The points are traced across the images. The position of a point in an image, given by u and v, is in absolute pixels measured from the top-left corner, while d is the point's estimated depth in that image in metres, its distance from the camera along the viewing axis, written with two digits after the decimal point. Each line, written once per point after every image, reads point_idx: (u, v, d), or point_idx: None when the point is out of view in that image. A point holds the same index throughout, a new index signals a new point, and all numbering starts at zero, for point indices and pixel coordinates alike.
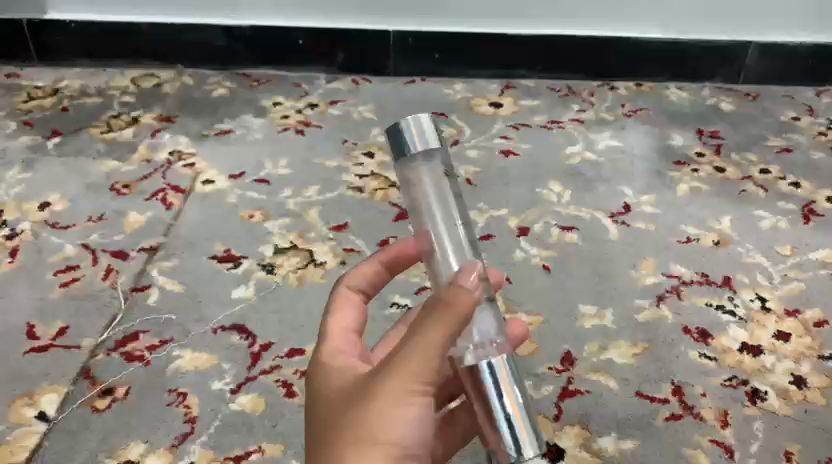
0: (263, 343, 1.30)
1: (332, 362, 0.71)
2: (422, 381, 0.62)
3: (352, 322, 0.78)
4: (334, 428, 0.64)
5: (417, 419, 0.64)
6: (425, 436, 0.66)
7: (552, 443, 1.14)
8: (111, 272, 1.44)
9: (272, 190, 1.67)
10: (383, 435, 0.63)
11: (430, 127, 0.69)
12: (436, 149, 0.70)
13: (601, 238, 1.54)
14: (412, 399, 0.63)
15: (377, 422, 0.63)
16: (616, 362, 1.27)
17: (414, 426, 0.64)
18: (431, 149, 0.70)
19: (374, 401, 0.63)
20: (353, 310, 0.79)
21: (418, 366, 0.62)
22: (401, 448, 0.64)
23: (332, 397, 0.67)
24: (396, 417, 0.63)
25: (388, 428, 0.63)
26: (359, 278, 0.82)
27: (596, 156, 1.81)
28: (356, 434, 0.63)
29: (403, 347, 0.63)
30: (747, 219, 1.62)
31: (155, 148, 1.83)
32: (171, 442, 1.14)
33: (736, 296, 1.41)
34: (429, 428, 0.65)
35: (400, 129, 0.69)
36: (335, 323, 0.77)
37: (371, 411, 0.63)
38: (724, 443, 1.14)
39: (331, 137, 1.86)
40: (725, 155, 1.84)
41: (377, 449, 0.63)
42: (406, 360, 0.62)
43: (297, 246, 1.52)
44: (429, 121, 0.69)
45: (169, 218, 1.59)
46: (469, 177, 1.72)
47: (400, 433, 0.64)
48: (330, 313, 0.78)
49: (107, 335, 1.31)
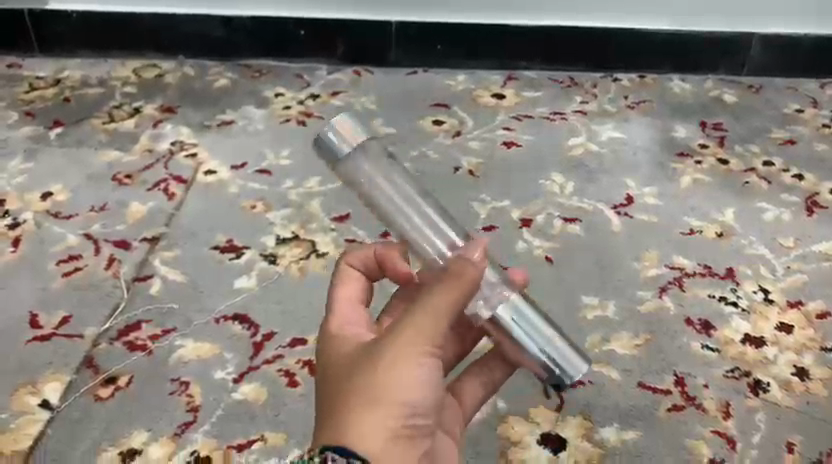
0: (265, 333, 1.30)
1: (337, 333, 0.72)
2: (429, 341, 0.64)
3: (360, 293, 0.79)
4: (340, 392, 0.64)
5: (424, 383, 0.65)
6: (431, 403, 0.66)
7: (553, 433, 1.14)
8: (114, 262, 1.44)
9: (274, 181, 1.67)
10: (392, 396, 0.63)
11: (351, 127, 0.73)
12: (365, 144, 0.74)
13: (604, 230, 1.54)
14: (419, 361, 0.64)
15: (385, 384, 0.63)
16: (618, 353, 1.27)
17: (421, 390, 0.65)
18: (362, 145, 0.73)
19: (381, 362, 0.64)
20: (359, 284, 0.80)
21: (426, 326, 0.64)
22: (408, 414, 0.64)
23: (338, 365, 0.67)
24: (404, 379, 0.64)
25: (396, 390, 0.63)
26: (360, 256, 0.81)
27: (599, 148, 1.80)
28: (364, 396, 0.63)
29: (412, 311, 0.65)
30: (750, 211, 1.62)
31: (157, 139, 1.82)
32: (174, 431, 1.14)
33: (739, 288, 1.41)
34: (434, 394, 0.66)
35: (321, 137, 0.74)
36: (339, 296, 0.78)
37: (378, 373, 0.64)
38: (726, 434, 1.14)
39: None
40: (729, 147, 1.83)
41: (385, 411, 0.63)
42: (414, 322, 0.64)
43: (299, 237, 1.51)
44: (346, 123, 0.73)
45: (171, 208, 1.59)
46: (471, 168, 1.71)
47: (408, 396, 0.64)
48: (336, 286, 0.79)
49: (109, 325, 1.31)
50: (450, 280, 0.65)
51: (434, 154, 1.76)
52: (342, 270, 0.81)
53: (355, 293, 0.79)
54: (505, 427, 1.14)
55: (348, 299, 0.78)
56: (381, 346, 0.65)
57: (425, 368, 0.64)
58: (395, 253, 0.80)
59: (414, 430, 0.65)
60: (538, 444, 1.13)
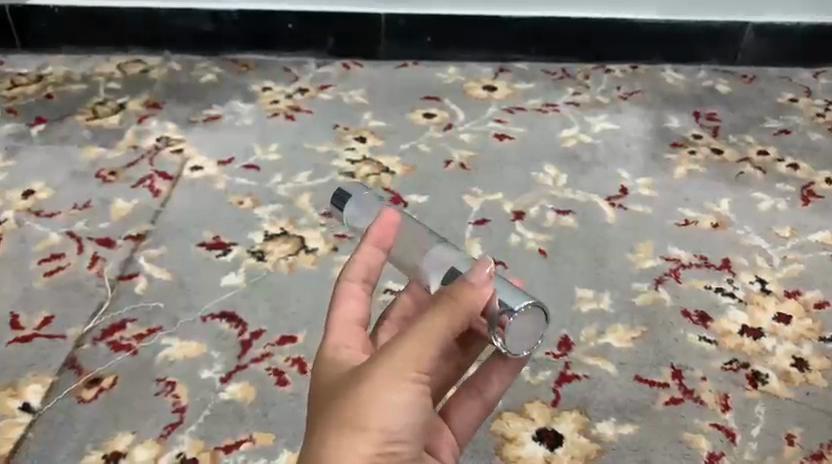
0: (254, 330, 1.27)
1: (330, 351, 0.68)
2: (419, 365, 0.61)
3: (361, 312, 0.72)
4: (324, 415, 0.62)
5: (411, 407, 0.61)
6: (419, 428, 0.63)
7: (549, 429, 1.11)
8: (98, 260, 1.41)
9: (262, 176, 1.64)
10: (374, 423, 0.60)
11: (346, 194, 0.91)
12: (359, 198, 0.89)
13: (598, 222, 1.51)
14: (407, 383, 0.61)
15: (369, 406, 0.60)
16: (614, 347, 1.24)
17: (408, 417, 0.62)
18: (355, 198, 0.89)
19: (369, 384, 0.61)
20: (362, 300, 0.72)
21: (416, 349, 0.61)
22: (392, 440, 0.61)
23: (326, 385, 0.65)
24: (390, 403, 0.60)
25: (381, 414, 0.60)
26: (359, 266, 0.73)
27: (592, 139, 1.78)
28: (346, 420, 0.60)
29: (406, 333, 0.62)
30: (745, 201, 1.60)
31: (142, 135, 1.78)
32: (160, 432, 1.11)
33: (735, 279, 1.39)
34: (424, 418, 0.63)
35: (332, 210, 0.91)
36: (337, 314, 0.71)
37: (363, 397, 0.61)
38: (725, 427, 1.12)
39: (322, 123, 1.82)
40: (723, 137, 1.81)
41: (366, 436, 0.60)
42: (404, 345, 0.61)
43: (288, 233, 1.48)
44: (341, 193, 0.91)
45: (157, 205, 1.55)
46: (463, 161, 1.69)
47: (392, 422, 0.61)
48: (336, 303, 0.72)
49: (93, 324, 1.28)
50: (450, 303, 0.63)
51: (425, 148, 1.73)
52: (341, 287, 0.73)
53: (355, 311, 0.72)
54: (499, 423, 1.12)
55: (346, 319, 0.71)
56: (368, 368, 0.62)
57: (413, 392, 0.61)
58: (387, 226, 0.73)
59: (397, 455, 0.62)
60: (534, 440, 1.10)
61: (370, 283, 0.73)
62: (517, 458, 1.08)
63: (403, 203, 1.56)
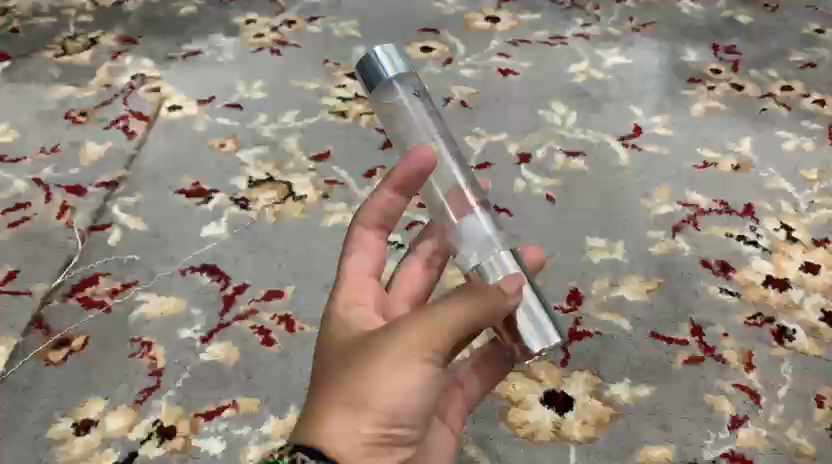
0: (237, 285, 1.17)
1: (344, 310, 0.66)
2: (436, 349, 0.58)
3: (375, 265, 0.71)
4: (328, 383, 0.60)
5: (420, 390, 0.59)
6: (423, 410, 0.61)
7: (559, 391, 1.02)
8: (67, 209, 1.29)
9: (245, 117, 1.51)
10: (381, 401, 0.58)
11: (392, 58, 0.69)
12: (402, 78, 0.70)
13: (610, 164, 1.40)
14: (417, 365, 0.58)
15: (378, 382, 0.58)
16: (629, 300, 1.14)
17: (413, 399, 0.59)
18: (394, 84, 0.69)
19: (379, 359, 0.58)
20: (375, 252, 0.71)
21: (428, 330, 0.58)
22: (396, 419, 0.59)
23: (332, 352, 0.62)
24: (400, 384, 0.58)
25: (389, 394, 0.58)
26: (374, 211, 0.72)
27: (604, 75, 1.64)
28: (352, 392, 0.58)
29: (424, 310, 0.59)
30: (769, 141, 1.47)
31: (115, 72, 1.64)
32: (135, 398, 1.02)
33: (759, 225, 1.28)
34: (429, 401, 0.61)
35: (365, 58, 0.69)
36: (350, 263, 0.70)
37: (366, 372, 0.58)
38: (749, 388, 1.03)
39: (311, 58, 1.68)
40: (744, 72, 1.67)
41: (370, 414, 0.58)
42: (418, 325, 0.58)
43: (274, 179, 1.37)
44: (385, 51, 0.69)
45: (131, 149, 1.43)
46: (464, 99, 1.55)
47: (393, 404, 0.58)
48: (350, 253, 0.71)
49: (62, 279, 1.17)
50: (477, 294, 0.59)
51: (422, 84, 1.60)
52: (355, 231, 0.72)
53: (368, 262, 0.70)
54: (504, 385, 1.03)
55: (360, 269, 0.70)
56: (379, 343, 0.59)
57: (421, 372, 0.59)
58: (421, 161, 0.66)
59: (399, 435, 0.60)
60: (542, 403, 1.01)
61: (384, 227, 0.73)
62: (524, 423, 0.99)
63: None
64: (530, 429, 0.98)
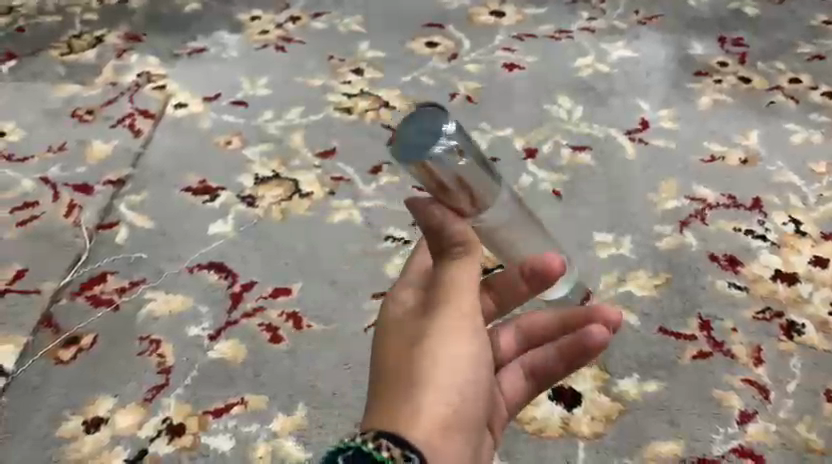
0: (244, 282, 1.17)
1: (390, 326, 0.69)
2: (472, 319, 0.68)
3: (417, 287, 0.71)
4: (381, 395, 0.64)
5: (466, 368, 0.66)
6: (475, 390, 0.67)
7: (566, 387, 1.02)
8: (74, 208, 1.30)
9: (251, 114, 1.51)
10: (439, 381, 0.64)
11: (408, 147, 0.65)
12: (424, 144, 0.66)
13: (617, 159, 1.39)
14: (453, 349, 0.66)
15: (433, 366, 0.65)
16: (636, 295, 1.14)
17: (460, 380, 0.66)
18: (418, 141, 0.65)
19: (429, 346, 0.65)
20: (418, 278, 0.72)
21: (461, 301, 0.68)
22: (449, 406, 0.64)
23: (387, 360, 0.67)
24: (449, 362, 0.65)
25: (444, 373, 0.65)
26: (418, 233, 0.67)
27: (609, 68, 1.63)
28: (413, 382, 0.64)
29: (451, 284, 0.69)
30: (776, 134, 1.46)
31: (121, 70, 1.64)
32: (144, 395, 1.03)
33: (767, 219, 1.27)
34: (476, 378, 0.67)
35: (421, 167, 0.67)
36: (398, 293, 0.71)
37: (421, 363, 0.65)
38: (758, 383, 1.03)
39: (315, 54, 1.68)
40: (751, 64, 1.66)
41: (433, 394, 0.64)
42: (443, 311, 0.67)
43: (280, 176, 1.37)
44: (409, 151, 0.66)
45: (138, 147, 1.43)
46: (469, 94, 1.55)
47: (450, 382, 0.65)
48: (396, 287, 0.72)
49: (70, 278, 1.18)
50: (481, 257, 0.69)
51: (427, 80, 1.59)
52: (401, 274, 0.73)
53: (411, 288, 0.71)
54: None
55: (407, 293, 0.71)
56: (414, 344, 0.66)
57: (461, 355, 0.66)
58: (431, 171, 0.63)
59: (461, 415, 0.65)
60: (550, 399, 1.01)
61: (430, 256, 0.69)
62: (532, 419, 0.99)
63: None
64: (538, 425, 0.98)
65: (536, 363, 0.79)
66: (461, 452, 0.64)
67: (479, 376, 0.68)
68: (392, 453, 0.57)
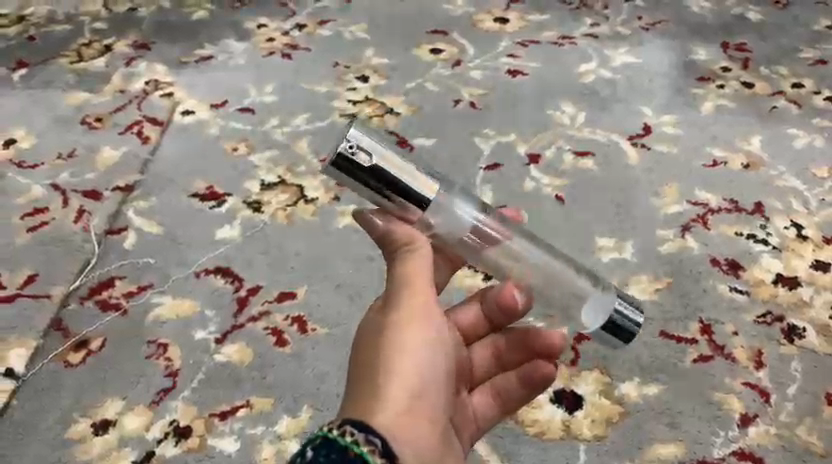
0: (251, 287, 1.19)
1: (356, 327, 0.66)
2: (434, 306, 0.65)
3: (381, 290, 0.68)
4: (352, 393, 0.60)
5: (429, 355, 0.63)
6: (442, 379, 0.64)
7: (568, 390, 1.03)
8: (83, 214, 1.32)
9: (258, 120, 1.53)
10: (405, 368, 0.61)
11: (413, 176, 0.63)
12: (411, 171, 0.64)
13: (619, 164, 1.40)
14: (415, 337, 0.63)
15: (396, 356, 0.61)
16: (637, 299, 1.15)
17: (426, 368, 0.63)
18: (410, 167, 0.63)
19: (391, 336, 0.62)
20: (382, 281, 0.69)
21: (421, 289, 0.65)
22: (412, 394, 0.60)
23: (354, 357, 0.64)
24: (413, 350, 0.62)
25: (410, 361, 0.62)
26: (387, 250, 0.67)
27: (612, 74, 1.65)
28: (376, 371, 0.60)
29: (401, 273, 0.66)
30: (779, 139, 1.47)
31: (129, 78, 1.67)
32: (151, 398, 1.04)
33: (769, 223, 1.28)
34: (442, 370, 0.65)
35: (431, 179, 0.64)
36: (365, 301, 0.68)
37: (383, 354, 0.61)
38: (759, 386, 1.04)
39: (321, 61, 1.70)
40: (754, 69, 1.67)
41: (398, 382, 0.60)
42: (401, 301, 0.64)
43: (286, 181, 1.38)
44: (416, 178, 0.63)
45: (146, 153, 1.45)
46: (473, 100, 1.56)
47: (413, 370, 0.61)
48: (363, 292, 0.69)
49: (79, 283, 1.20)
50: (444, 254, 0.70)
51: (432, 86, 1.61)
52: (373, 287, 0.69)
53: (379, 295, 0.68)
54: None
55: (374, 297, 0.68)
56: (375, 337, 0.63)
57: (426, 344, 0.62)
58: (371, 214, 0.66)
59: (429, 403, 0.62)
60: (552, 402, 1.02)
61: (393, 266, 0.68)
62: (534, 421, 1.00)
63: (409, 146, 1.45)
64: (540, 427, 0.99)
65: (500, 383, 0.77)
66: (427, 441, 0.60)
67: (441, 360, 0.65)
68: (357, 438, 0.52)
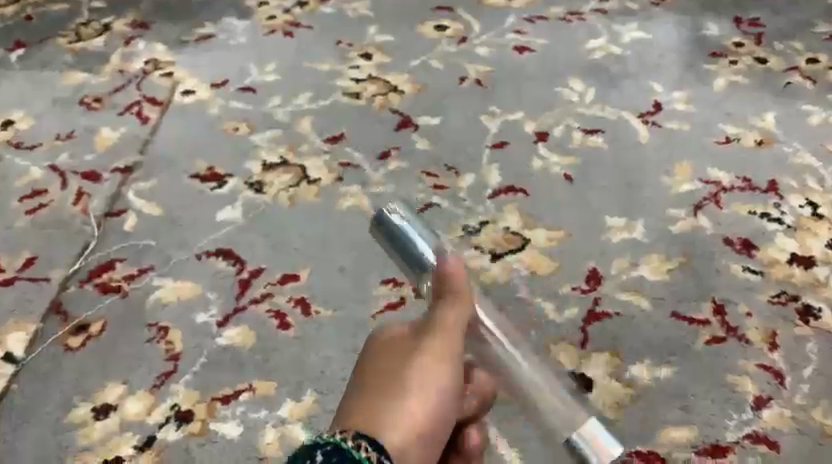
0: (253, 269, 1.17)
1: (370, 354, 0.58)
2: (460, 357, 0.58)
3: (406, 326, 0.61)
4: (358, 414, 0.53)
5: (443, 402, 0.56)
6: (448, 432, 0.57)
7: (577, 372, 1.01)
8: (83, 196, 1.30)
9: (259, 100, 1.49)
10: (416, 410, 0.54)
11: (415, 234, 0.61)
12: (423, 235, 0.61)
13: (629, 142, 1.37)
14: (436, 380, 0.56)
15: (412, 393, 0.54)
16: (648, 280, 1.12)
17: (439, 415, 0.55)
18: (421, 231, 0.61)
19: (410, 371, 0.55)
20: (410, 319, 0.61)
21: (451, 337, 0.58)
22: (419, 437, 0.53)
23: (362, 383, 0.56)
24: (431, 392, 0.55)
25: (426, 403, 0.54)
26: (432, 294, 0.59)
27: (622, 50, 1.60)
28: (388, 403, 0.53)
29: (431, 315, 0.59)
30: (793, 115, 1.43)
31: (129, 58, 1.64)
32: (152, 382, 1.03)
33: (784, 202, 1.25)
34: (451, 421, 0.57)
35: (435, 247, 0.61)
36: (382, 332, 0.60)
37: (398, 390, 0.54)
38: (774, 368, 1.01)
39: (323, 39, 1.66)
40: (768, 44, 1.63)
41: (407, 420, 0.53)
42: (432, 340, 0.57)
43: (288, 162, 1.36)
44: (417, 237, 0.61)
45: (146, 134, 1.42)
46: (479, 78, 1.53)
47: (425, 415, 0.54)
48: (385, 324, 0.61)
49: (79, 266, 1.18)
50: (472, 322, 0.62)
51: (437, 64, 1.57)
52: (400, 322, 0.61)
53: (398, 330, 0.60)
54: None
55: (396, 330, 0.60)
56: (394, 369, 0.56)
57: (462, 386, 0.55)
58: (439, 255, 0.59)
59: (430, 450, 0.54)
60: None
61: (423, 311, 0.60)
62: None
63: (413, 126, 1.42)
64: None
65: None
66: None
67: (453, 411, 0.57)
68: (370, 455, 0.47)
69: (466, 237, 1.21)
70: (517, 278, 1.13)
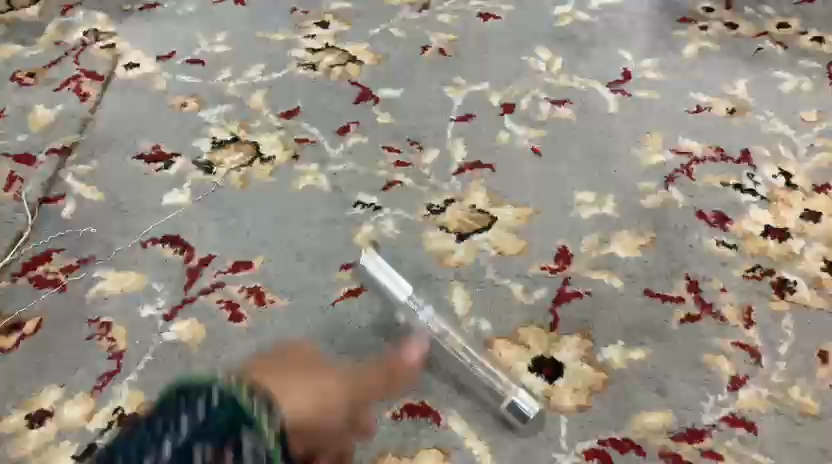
0: (202, 258, 1.09)
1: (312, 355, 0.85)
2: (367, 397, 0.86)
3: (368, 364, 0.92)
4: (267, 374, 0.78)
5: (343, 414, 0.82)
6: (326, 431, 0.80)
7: (548, 357, 0.96)
8: (15, 181, 1.20)
9: (208, 73, 1.40)
10: (317, 406, 0.78)
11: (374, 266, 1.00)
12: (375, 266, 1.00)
13: (598, 112, 1.31)
14: (337, 400, 0.82)
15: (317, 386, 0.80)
16: (620, 257, 1.07)
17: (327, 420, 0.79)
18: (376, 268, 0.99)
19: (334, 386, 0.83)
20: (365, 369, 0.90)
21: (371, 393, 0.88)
22: (309, 406, 0.77)
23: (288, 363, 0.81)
24: (328, 414, 0.79)
25: (323, 405, 0.79)
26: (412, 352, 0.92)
27: (590, 16, 1.54)
28: (293, 375, 0.79)
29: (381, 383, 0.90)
30: (765, 82, 1.39)
31: (66, 28, 1.52)
32: (93, 384, 0.95)
33: (757, 173, 1.21)
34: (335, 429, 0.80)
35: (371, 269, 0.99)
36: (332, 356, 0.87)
37: (305, 382, 0.80)
38: (750, 346, 0.97)
39: (276, 7, 1.56)
40: (738, 9, 1.58)
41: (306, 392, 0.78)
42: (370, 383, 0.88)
43: (240, 139, 1.27)
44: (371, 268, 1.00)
45: (85, 112, 1.32)
46: (442, 47, 1.45)
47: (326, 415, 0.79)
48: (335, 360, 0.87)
49: (12, 258, 1.09)
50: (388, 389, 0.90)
51: (397, 32, 1.49)
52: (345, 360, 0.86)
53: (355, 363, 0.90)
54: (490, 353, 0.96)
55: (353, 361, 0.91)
56: (312, 367, 0.83)
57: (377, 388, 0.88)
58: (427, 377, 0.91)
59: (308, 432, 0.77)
60: (530, 372, 0.95)
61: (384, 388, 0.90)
62: None
63: (373, 99, 1.34)
64: None
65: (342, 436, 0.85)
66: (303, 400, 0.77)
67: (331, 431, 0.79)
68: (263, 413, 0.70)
69: (429, 216, 1.14)
70: (484, 259, 1.08)
